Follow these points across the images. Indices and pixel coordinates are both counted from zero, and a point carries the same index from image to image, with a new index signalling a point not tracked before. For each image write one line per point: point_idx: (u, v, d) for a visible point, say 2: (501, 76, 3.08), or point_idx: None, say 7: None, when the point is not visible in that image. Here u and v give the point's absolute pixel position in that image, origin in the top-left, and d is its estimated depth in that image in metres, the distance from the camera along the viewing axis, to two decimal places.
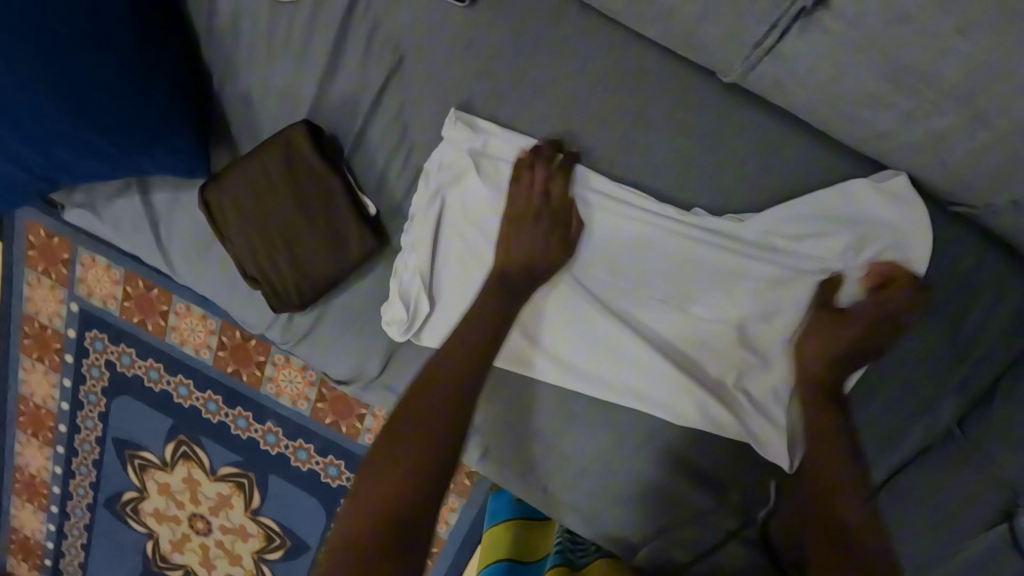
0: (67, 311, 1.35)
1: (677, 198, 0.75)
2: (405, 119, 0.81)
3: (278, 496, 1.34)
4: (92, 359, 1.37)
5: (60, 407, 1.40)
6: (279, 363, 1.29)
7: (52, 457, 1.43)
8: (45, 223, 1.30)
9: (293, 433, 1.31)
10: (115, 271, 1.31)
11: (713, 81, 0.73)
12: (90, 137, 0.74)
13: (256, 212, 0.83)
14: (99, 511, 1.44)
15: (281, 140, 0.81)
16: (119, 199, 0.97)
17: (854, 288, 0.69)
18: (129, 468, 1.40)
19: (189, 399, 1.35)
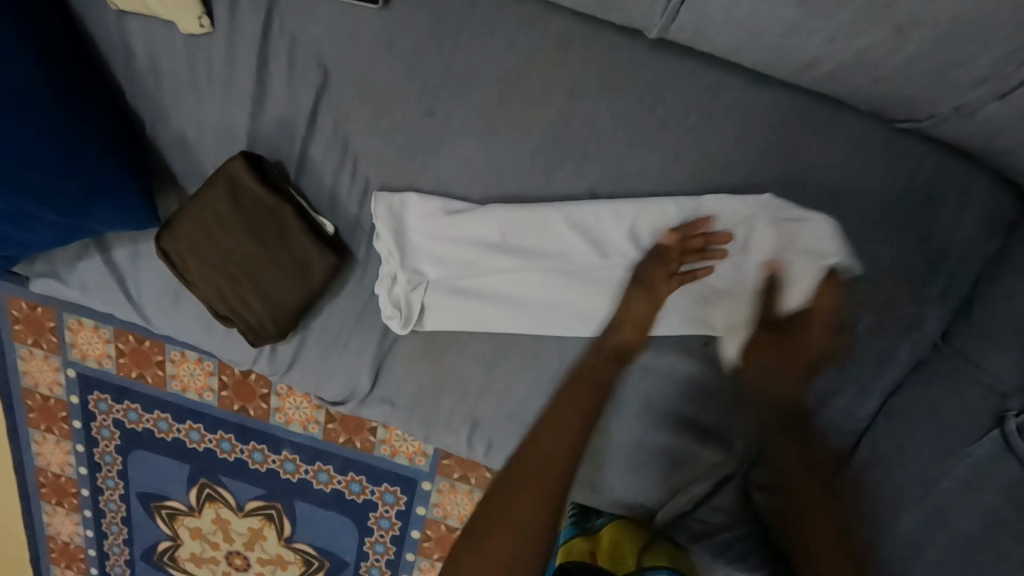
0: (65, 378, 1.34)
1: (625, 160, 0.73)
2: (344, 132, 0.79)
3: (307, 522, 1.35)
4: (100, 420, 1.37)
5: (78, 473, 1.40)
6: (282, 393, 1.28)
7: (81, 521, 1.44)
8: (25, 295, 1.28)
9: (310, 458, 1.30)
10: (105, 331, 1.29)
11: (642, 41, 0.71)
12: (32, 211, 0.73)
13: (214, 253, 0.81)
14: (138, 565, 1.46)
15: (222, 175, 0.78)
16: (81, 262, 0.96)
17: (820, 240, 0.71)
18: (158, 518, 1.41)
19: (203, 442, 1.34)
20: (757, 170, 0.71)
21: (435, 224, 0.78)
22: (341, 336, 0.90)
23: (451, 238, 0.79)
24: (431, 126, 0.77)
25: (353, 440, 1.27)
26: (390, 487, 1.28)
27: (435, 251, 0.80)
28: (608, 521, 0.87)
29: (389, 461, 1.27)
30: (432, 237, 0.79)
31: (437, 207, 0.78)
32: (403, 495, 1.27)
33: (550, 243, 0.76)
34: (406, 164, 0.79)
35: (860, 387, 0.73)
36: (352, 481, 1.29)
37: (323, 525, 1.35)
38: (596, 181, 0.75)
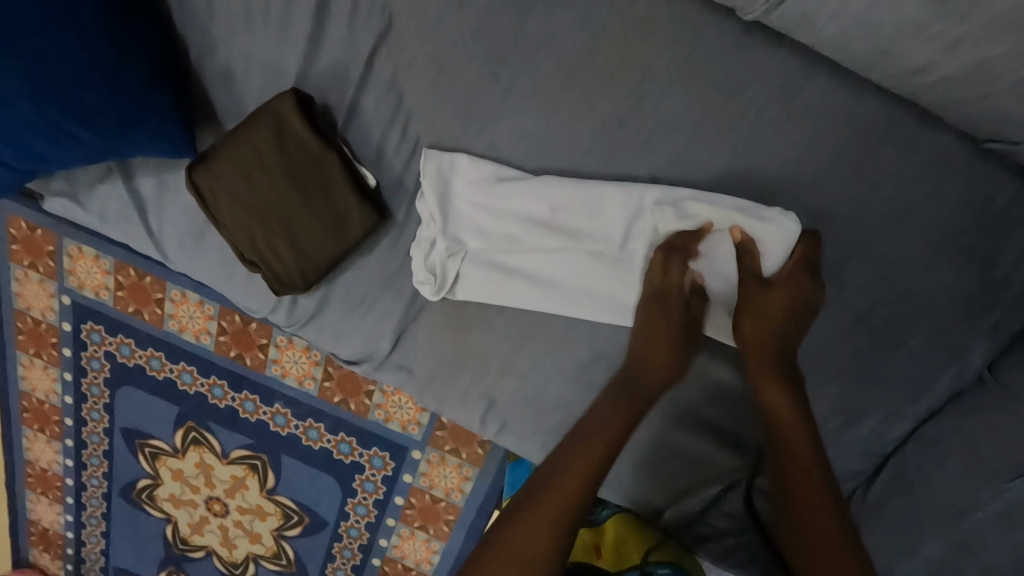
0: (59, 305, 1.30)
1: (693, 147, 0.70)
2: (400, 82, 0.75)
3: (293, 477, 1.33)
4: (91, 351, 1.33)
5: (64, 401, 1.37)
6: (281, 344, 1.25)
7: (61, 451, 1.41)
8: (26, 215, 1.24)
9: (303, 414, 1.28)
10: (104, 262, 1.25)
11: (733, 24, 0.67)
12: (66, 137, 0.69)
13: (247, 196, 0.77)
14: (115, 500, 1.43)
15: (268, 113, 0.74)
16: (101, 186, 0.92)
17: (871, 255, 0.70)
18: (141, 457, 1.38)
19: (194, 385, 1.31)
20: (828, 176, 0.68)
21: (482, 190, 0.74)
22: (365, 296, 0.87)
23: (494, 208, 0.75)
24: (494, 87, 0.72)
25: (348, 402, 1.25)
26: (380, 452, 1.27)
27: (477, 219, 0.76)
28: (612, 514, 0.92)
29: (382, 427, 1.26)
30: (476, 203, 0.75)
31: (488, 171, 0.74)
32: (392, 461, 1.26)
33: (595, 226, 0.72)
34: (460, 124, 0.74)
35: (893, 408, 0.73)
36: (342, 441, 1.28)
37: (308, 483, 1.33)
38: (659, 167, 0.71)
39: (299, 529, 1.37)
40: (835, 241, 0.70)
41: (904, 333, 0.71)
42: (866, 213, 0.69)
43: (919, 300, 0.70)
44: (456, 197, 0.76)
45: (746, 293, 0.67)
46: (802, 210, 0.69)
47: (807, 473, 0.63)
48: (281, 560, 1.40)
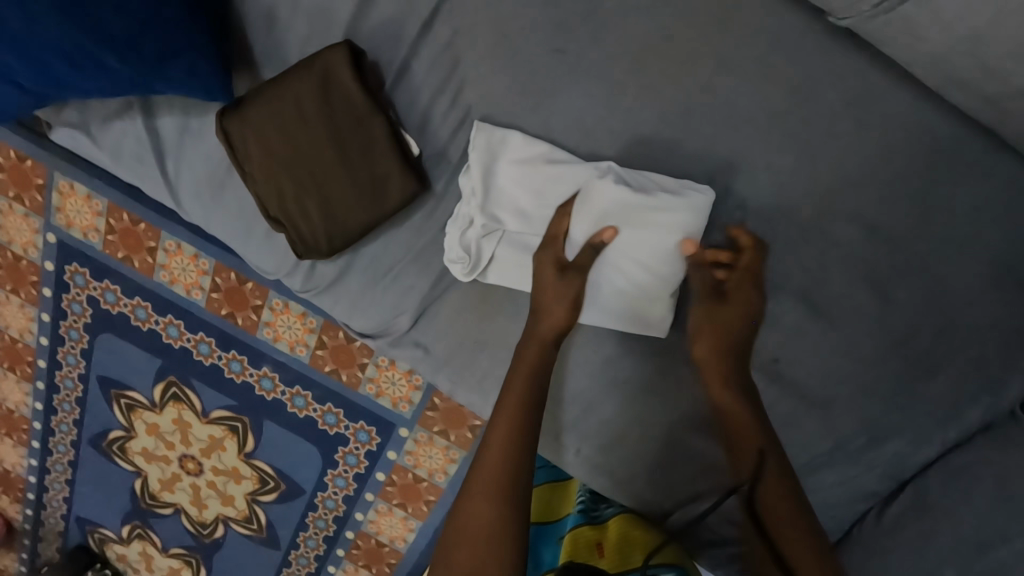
0: (43, 242, 1.23)
1: (759, 151, 0.67)
2: (459, 47, 0.71)
3: (273, 443, 1.28)
4: (73, 294, 1.27)
5: (39, 342, 1.31)
6: (277, 308, 1.19)
7: (31, 393, 1.35)
8: (15, 143, 1.16)
9: (291, 379, 1.24)
10: (96, 202, 1.18)
11: (817, 29, 0.65)
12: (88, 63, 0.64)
13: (282, 148, 0.73)
14: (84, 449, 1.37)
15: (316, 64, 0.70)
16: (116, 122, 0.86)
17: (919, 281, 0.69)
18: (116, 408, 1.33)
19: (180, 340, 1.25)
20: (888, 196, 0.67)
21: (529, 168, 0.70)
22: (391, 268, 0.84)
23: (539, 188, 0.70)
24: (559, 64, 0.69)
25: (340, 373, 1.20)
26: (365, 426, 1.22)
27: (519, 198, 0.71)
28: (616, 512, 0.90)
29: (372, 401, 1.21)
30: (521, 181, 0.71)
31: (539, 150, 0.70)
32: (378, 436, 1.22)
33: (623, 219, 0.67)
34: (515, 98, 0.71)
35: (917, 435, 0.72)
36: (329, 412, 1.23)
37: (288, 449, 1.29)
38: (719, 168, 0.68)
39: (275, 496, 1.32)
40: (884, 261, 0.69)
41: (941, 361, 0.70)
42: (920, 238, 0.68)
43: (961, 330, 0.69)
44: (500, 173, 0.71)
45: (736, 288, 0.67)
46: (859, 229, 0.68)
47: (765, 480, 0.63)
48: (252, 524, 1.35)
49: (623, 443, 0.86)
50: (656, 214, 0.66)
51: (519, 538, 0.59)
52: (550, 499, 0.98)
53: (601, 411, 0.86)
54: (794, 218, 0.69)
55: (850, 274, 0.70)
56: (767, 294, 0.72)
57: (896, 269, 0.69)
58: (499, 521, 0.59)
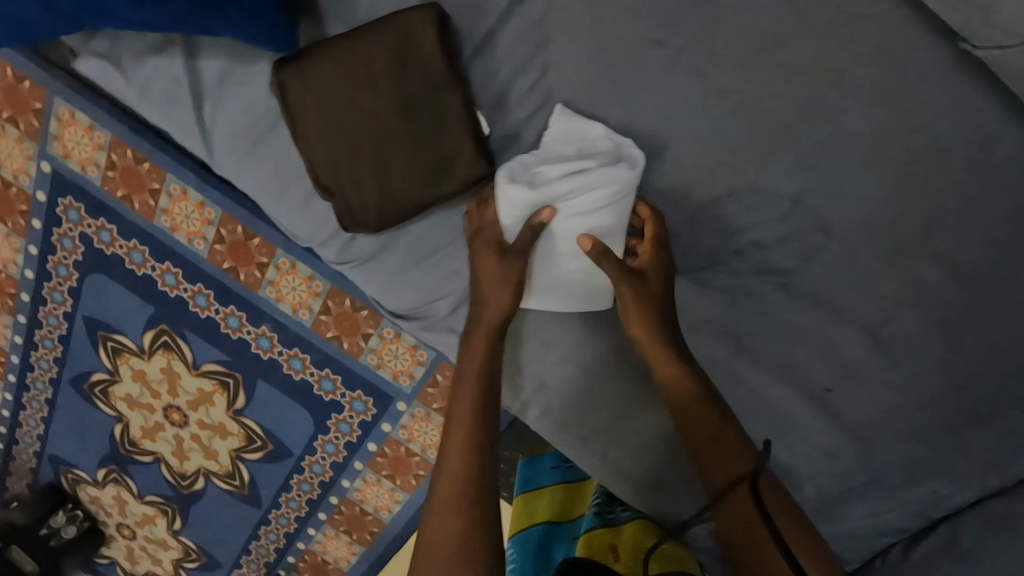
0: (36, 170, 1.12)
1: (854, 172, 0.64)
2: (550, 24, 0.65)
3: (265, 403, 1.22)
4: (65, 229, 1.16)
5: (23, 276, 1.21)
6: (282, 268, 1.10)
7: (12, 325, 1.26)
8: (12, 59, 1.05)
9: (289, 341, 1.15)
10: (98, 135, 1.07)
11: (944, 51, 0.61)
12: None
13: (341, 109, 0.67)
14: (63, 389, 1.30)
15: (396, 23, 0.64)
16: (154, 59, 0.78)
17: (996, 325, 0.67)
18: (102, 350, 1.25)
19: (177, 288, 1.16)
20: (977, 236, 0.65)
21: (593, 189, 0.63)
22: (435, 247, 0.79)
23: (591, 211, 0.64)
24: (658, 56, 0.64)
25: (342, 341, 1.13)
26: (363, 396, 1.17)
27: (568, 204, 0.63)
28: (634, 517, 0.82)
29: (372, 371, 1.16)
30: (580, 192, 0.63)
31: (621, 181, 0.62)
32: (374, 407, 1.17)
33: (586, 203, 0.63)
34: (603, 86, 0.66)
35: (959, 478, 0.71)
36: (326, 378, 1.17)
37: (279, 409, 1.23)
38: (808, 185, 0.65)
39: (260, 455, 1.28)
40: (961, 301, 0.67)
41: (1006, 408, 0.68)
42: (1004, 285, 0.66)
43: None
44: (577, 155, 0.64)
45: (651, 269, 0.66)
46: (943, 266, 0.66)
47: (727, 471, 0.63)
48: (235, 480, 1.31)
49: (645, 450, 0.82)
50: (591, 205, 0.63)
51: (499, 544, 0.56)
52: (563, 499, 0.91)
53: (618, 410, 0.81)
54: (877, 246, 0.66)
55: (923, 312, 0.68)
56: (833, 320, 0.69)
57: (971, 311, 0.67)
58: (467, 529, 0.56)
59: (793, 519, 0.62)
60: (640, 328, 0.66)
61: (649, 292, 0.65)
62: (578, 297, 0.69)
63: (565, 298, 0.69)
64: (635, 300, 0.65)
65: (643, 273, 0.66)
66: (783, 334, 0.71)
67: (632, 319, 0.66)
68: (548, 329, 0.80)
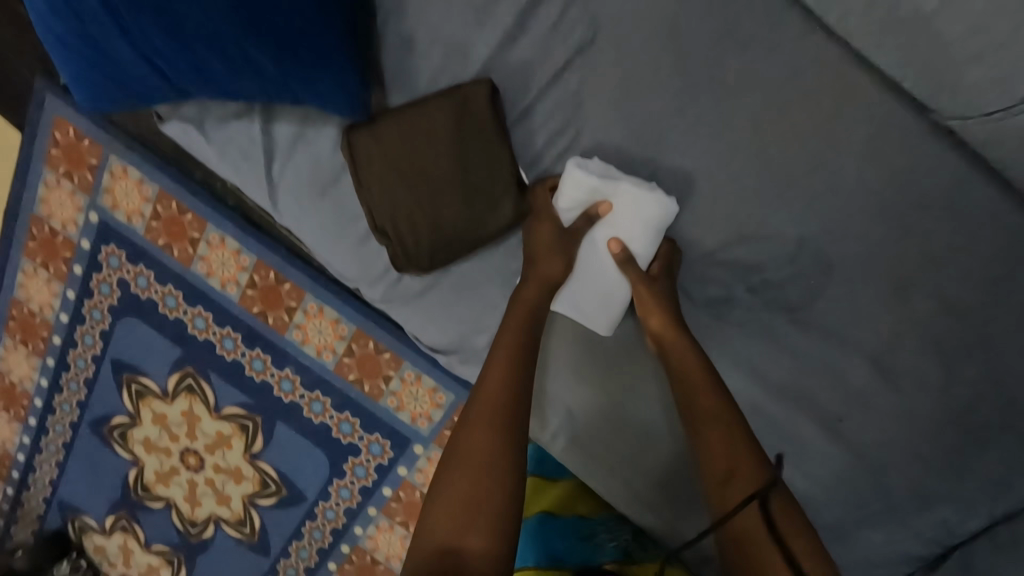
0: (85, 221, 1.22)
1: (849, 220, 0.74)
2: (583, 96, 0.76)
3: (283, 445, 1.26)
4: (103, 275, 1.24)
5: (59, 319, 1.28)
6: (310, 312, 1.18)
7: (39, 368, 1.31)
8: (78, 121, 1.15)
9: (311, 384, 1.22)
10: (147, 188, 1.18)
11: (921, 120, 0.72)
12: (248, 34, 0.68)
13: (403, 163, 0.78)
14: (83, 432, 1.33)
15: (455, 94, 0.76)
16: (234, 123, 0.90)
17: (989, 357, 0.74)
18: (124, 394, 1.29)
19: (205, 332, 1.23)
20: (963, 276, 0.73)
21: (640, 214, 0.74)
22: (475, 284, 0.87)
23: (623, 233, 0.76)
24: (676, 123, 0.75)
25: (363, 383, 1.19)
26: (380, 439, 1.21)
27: (607, 224, 0.77)
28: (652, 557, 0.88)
29: (391, 413, 1.21)
30: (617, 214, 0.76)
31: (652, 212, 0.74)
32: (391, 450, 1.22)
33: (620, 225, 0.76)
34: (628, 148, 0.76)
35: (967, 503, 0.75)
36: (345, 421, 1.22)
37: (296, 452, 1.27)
38: (810, 231, 0.75)
39: (274, 500, 1.30)
40: (955, 334, 0.74)
41: (1006, 435, 0.74)
42: (990, 320, 0.73)
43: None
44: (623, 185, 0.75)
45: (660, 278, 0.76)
46: (936, 303, 0.74)
47: (733, 471, 0.65)
48: (245, 528, 1.32)
49: (666, 472, 0.86)
50: (625, 227, 0.76)
51: (508, 509, 0.60)
52: (572, 494, 0.93)
53: (636, 431, 0.85)
54: (874, 284, 0.74)
55: (920, 344, 0.75)
56: (839, 351, 0.77)
57: (965, 343, 0.74)
58: (480, 489, 0.61)
59: (793, 513, 0.62)
60: (655, 320, 0.75)
61: (660, 295, 0.75)
62: (599, 306, 0.79)
63: (587, 306, 0.79)
64: (647, 298, 0.75)
65: (657, 282, 0.76)
66: (794, 365, 0.78)
67: (651, 315, 0.75)
68: (570, 360, 0.86)
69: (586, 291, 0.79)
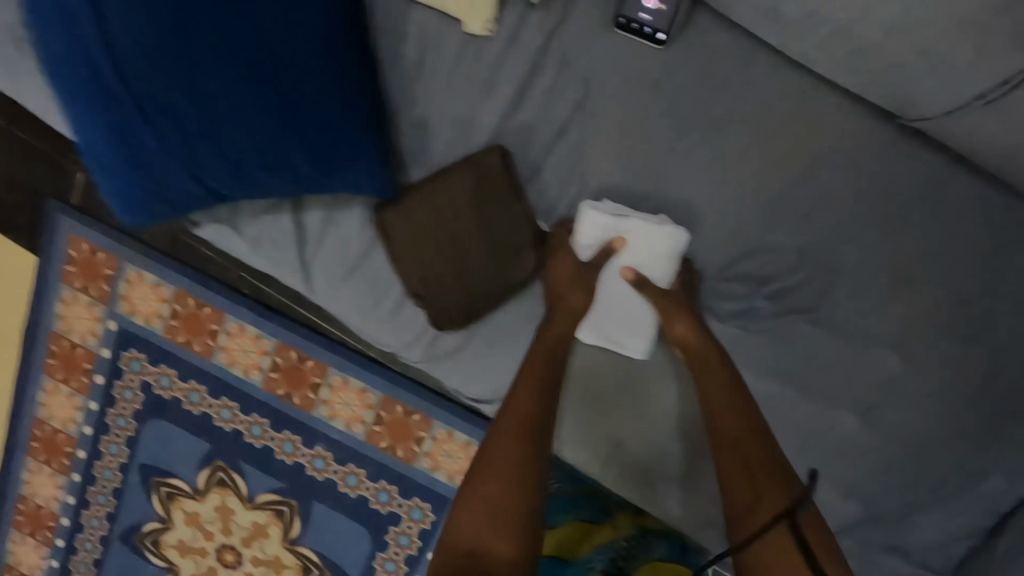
0: (104, 330, 1.26)
1: (845, 223, 0.81)
2: (588, 149, 0.84)
3: (321, 526, 1.26)
4: (125, 380, 1.28)
5: (81, 432, 1.30)
6: (335, 385, 1.22)
7: (64, 486, 1.32)
8: (90, 237, 1.22)
9: (343, 458, 1.24)
10: (163, 289, 1.23)
11: (892, 127, 0.80)
12: (282, 143, 0.77)
13: (433, 232, 0.85)
14: (114, 545, 1.32)
15: (473, 164, 0.83)
16: (267, 218, 0.97)
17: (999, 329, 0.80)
18: (154, 498, 1.29)
19: (232, 422, 1.26)
20: (958, 259, 0.80)
21: (655, 249, 0.81)
22: (511, 333, 0.92)
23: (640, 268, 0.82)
24: (675, 161, 0.82)
25: (396, 448, 1.22)
26: (420, 503, 1.22)
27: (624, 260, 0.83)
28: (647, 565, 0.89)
29: (426, 475, 1.22)
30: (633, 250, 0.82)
31: (665, 248, 0.80)
32: (432, 513, 1.22)
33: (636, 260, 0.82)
34: (633, 189, 0.84)
35: (1010, 470, 0.79)
36: (382, 491, 1.22)
37: (335, 531, 1.26)
38: (813, 239, 0.81)
39: None
40: (964, 313, 0.80)
41: None
42: (992, 295, 0.79)
43: None
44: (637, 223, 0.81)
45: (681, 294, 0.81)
46: (940, 286, 0.80)
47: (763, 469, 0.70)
48: None
49: (701, 478, 0.89)
50: (641, 262, 0.82)
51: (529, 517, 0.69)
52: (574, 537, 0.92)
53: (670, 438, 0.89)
54: (880, 278, 0.81)
55: (935, 326, 0.81)
56: (861, 344, 0.82)
57: (975, 320, 0.80)
58: (502, 497, 0.70)
59: (797, 505, 0.67)
60: (681, 328, 0.80)
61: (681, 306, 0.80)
62: (621, 332, 0.85)
63: (610, 333, 0.86)
64: (671, 312, 0.80)
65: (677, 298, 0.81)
66: (823, 362, 0.83)
67: (674, 324, 0.80)
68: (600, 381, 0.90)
69: (608, 320, 0.85)
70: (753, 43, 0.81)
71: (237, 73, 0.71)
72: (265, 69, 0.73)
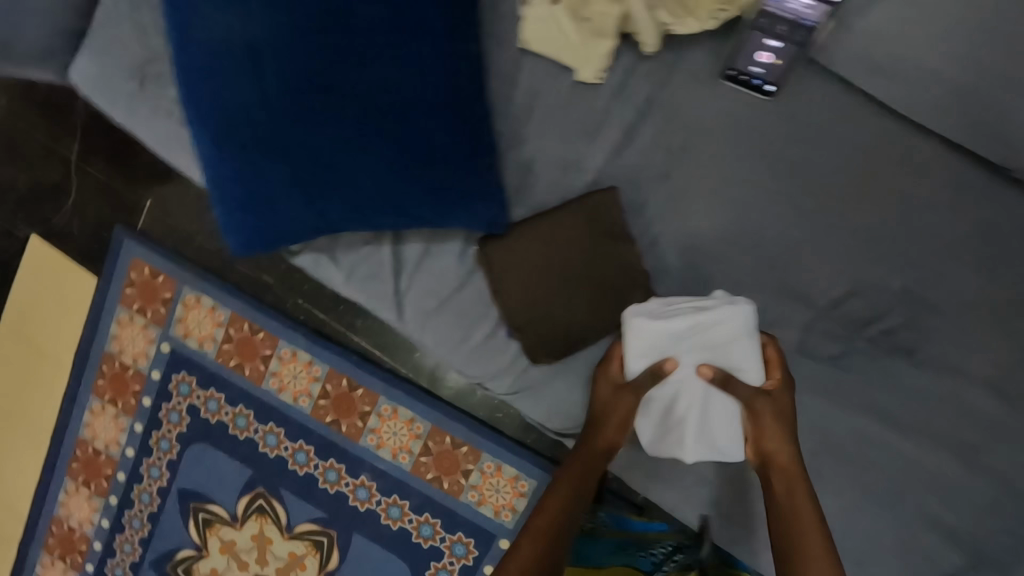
0: (155, 352, 1.27)
1: (946, 267, 0.83)
2: (692, 188, 0.87)
3: (358, 559, 1.23)
4: (172, 403, 1.28)
5: (123, 454, 1.30)
6: (384, 414, 1.21)
7: (100, 509, 1.32)
8: (151, 260, 1.24)
9: (387, 489, 1.22)
10: (218, 313, 1.24)
11: (994, 175, 0.83)
12: (408, 181, 0.83)
13: (539, 267, 0.88)
14: (144, 571, 1.31)
15: (585, 204, 0.87)
16: (366, 248, 1.01)
17: None
18: (192, 524, 1.28)
19: (276, 450, 1.25)
20: None
21: (720, 338, 0.78)
22: None
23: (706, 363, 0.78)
24: (777, 202, 0.86)
25: (442, 481, 1.19)
26: (463, 538, 1.19)
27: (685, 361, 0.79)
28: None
29: (473, 510, 1.19)
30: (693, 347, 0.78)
31: (729, 334, 0.77)
32: (476, 548, 1.19)
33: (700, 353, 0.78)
34: (736, 228, 0.87)
35: None
36: (425, 523, 1.20)
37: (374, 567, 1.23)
38: (914, 281, 0.83)
39: None
40: None
41: None
42: None
43: None
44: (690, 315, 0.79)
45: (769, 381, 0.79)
46: None
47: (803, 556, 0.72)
48: None
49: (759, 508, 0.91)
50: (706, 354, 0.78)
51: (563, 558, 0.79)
52: None
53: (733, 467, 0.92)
54: (981, 320, 0.82)
55: None
56: (964, 386, 0.82)
57: None
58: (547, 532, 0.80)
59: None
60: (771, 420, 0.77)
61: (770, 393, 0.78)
62: (694, 434, 0.80)
63: (684, 435, 0.80)
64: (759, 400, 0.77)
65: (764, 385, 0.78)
66: (924, 403, 0.83)
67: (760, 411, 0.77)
68: None
69: (678, 426, 0.80)
70: (856, 93, 0.85)
71: (385, 119, 0.81)
72: (408, 116, 0.81)
